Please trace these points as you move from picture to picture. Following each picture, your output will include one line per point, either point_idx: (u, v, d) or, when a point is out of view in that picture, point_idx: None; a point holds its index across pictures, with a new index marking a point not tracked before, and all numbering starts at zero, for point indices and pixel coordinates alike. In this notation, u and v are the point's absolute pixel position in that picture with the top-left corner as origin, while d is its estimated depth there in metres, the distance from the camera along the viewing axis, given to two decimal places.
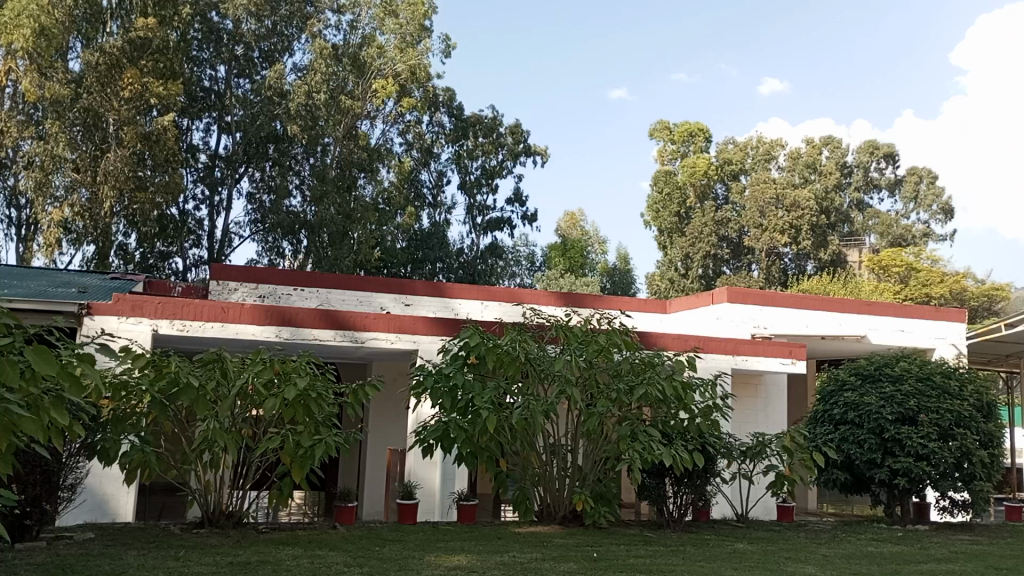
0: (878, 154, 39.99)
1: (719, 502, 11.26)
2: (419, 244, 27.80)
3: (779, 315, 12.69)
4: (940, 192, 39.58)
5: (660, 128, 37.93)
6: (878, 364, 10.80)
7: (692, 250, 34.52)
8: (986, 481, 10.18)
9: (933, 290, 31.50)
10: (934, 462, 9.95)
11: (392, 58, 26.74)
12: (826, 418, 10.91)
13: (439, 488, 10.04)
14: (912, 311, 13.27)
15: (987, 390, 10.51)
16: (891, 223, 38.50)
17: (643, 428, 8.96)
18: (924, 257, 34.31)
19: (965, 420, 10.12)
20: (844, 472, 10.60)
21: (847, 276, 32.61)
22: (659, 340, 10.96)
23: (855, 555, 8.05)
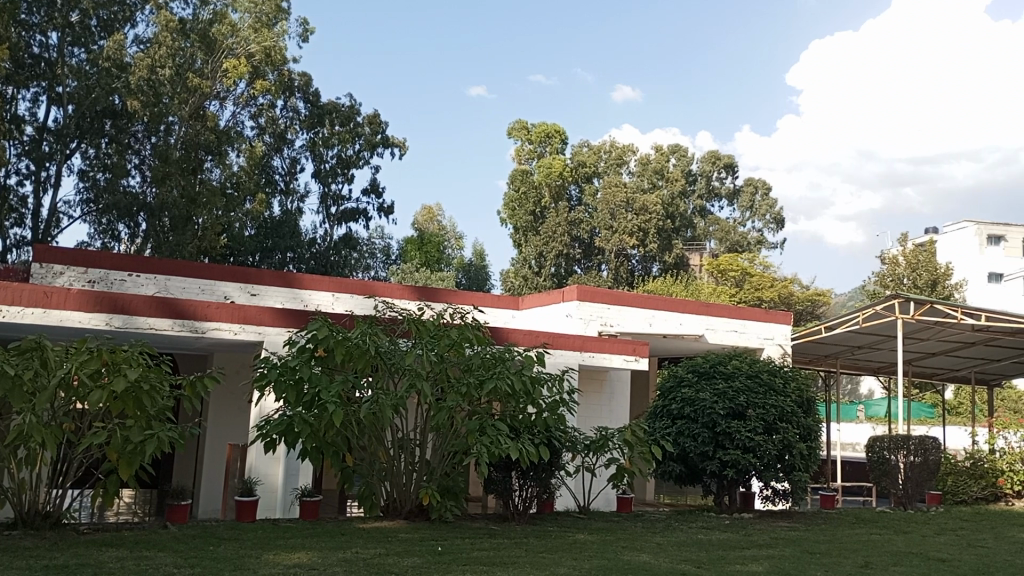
0: (720, 164, 42.31)
1: (562, 494, 11.55)
2: (269, 232, 26.93)
3: (624, 313, 13.16)
4: (773, 203, 42.44)
5: (518, 127, 38.38)
6: (713, 362, 11.43)
7: (545, 248, 35.34)
8: (804, 472, 10.98)
9: (764, 294, 33.76)
10: (759, 453, 10.66)
11: (245, 37, 25.78)
12: (664, 413, 11.44)
13: (281, 483, 9.73)
14: (746, 313, 14.14)
15: (807, 388, 11.35)
16: (729, 230, 40.98)
17: (492, 422, 9.03)
18: (757, 263, 36.65)
19: (788, 415, 10.89)
20: (678, 464, 11.18)
21: (688, 279, 34.40)
22: (511, 335, 11.10)
23: (686, 542, 8.48)
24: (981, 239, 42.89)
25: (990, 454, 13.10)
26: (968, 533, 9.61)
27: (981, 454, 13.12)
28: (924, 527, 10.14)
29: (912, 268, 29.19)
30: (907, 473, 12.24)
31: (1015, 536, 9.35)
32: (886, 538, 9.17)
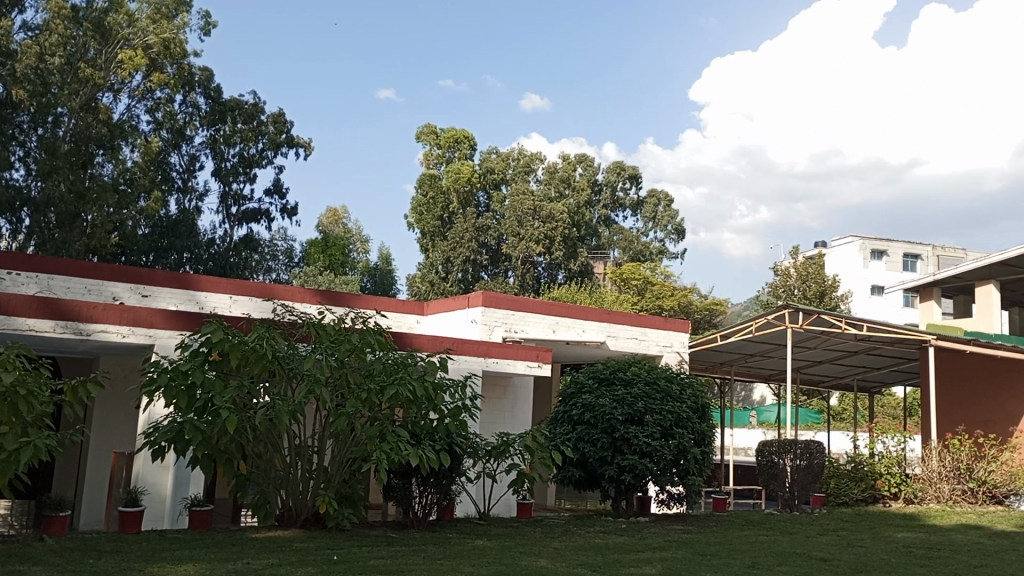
0: (624, 175, 43.21)
1: (462, 500, 11.50)
2: (164, 231, 25.94)
3: (529, 320, 13.26)
4: (674, 214, 43.65)
5: (426, 131, 38.18)
6: (613, 368, 11.65)
7: (452, 254, 35.33)
8: (698, 476, 11.32)
9: (664, 302, 34.71)
10: (656, 458, 10.93)
11: (143, 28, 24.76)
12: (565, 418, 11.57)
13: (170, 493, 9.35)
14: (646, 321, 14.48)
15: (702, 394, 11.71)
16: (632, 239, 41.93)
17: (392, 428, 8.92)
18: (659, 273, 37.64)
19: (683, 421, 11.20)
20: (577, 469, 11.33)
21: (592, 286, 35.02)
22: (414, 341, 11.03)
23: (583, 547, 8.61)
24: (865, 253, 45.33)
25: (870, 457, 13.74)
26: (849, 534, 10.11)
27: (862, 458, 13.80)
28: (808, 528, 10.62)
29: (802, 279, 30.56)
30: (795, 476, 12.79)
31: (891, 535, 9.91)
32: (773, 539, 9.56)
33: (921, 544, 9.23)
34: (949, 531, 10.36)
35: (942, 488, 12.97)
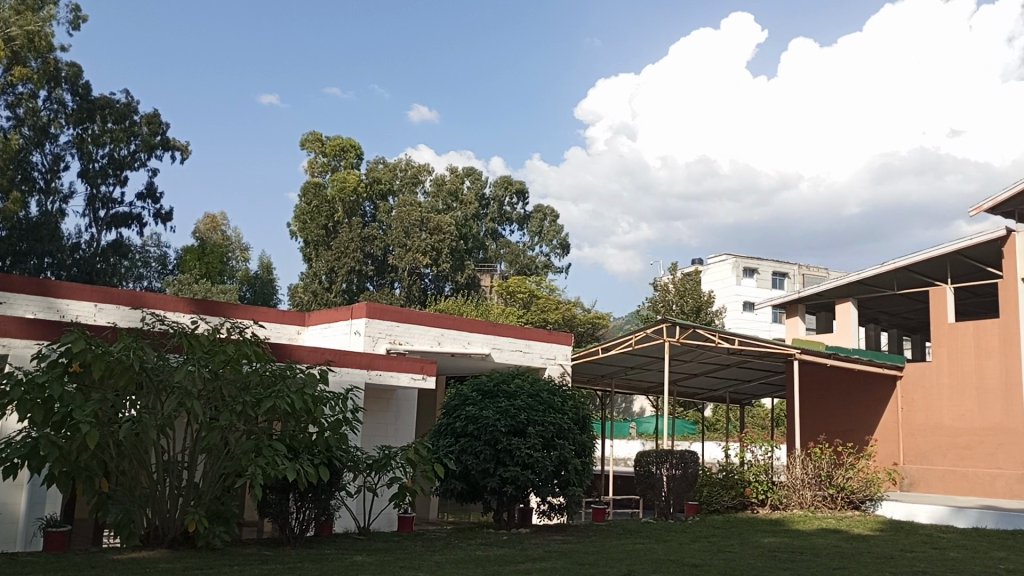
0: (511, 189, 43.67)
1: (342, 515, 11.24)
2: (23, 234, 24.29)
3: (413, 332, 13.15)
4: (560, 229, 44.43)
5: (311, 139, 37.47)
6: (496, 381, 11.71)
7: (337, 264, 34.70)
8: (578, 486, 11.50)
9: (549, 315, 35.26)
10: (538, 469, 11.03)
11: (5, 19, 23.05)
12: (449, 431, 11.53)
13: (22, 513, 8.72)
14: (531, 333, 14.65)
15: (584, 406, 11.93)
16: (519, 253, 42.43)
17: (269, 442, 8.63)
18: (545, 286, 38.21)
19: (565, 432, 11.38)
20: (460, 482, 11.30)
21: (478, 299, 35.20)
22: (293, 353, 10.75)
23: (464, 559, 8.60)
24: (738, 271, 47.53)
25: (740, 465, 14.37)
26: (719, 540, 10.51)
27: (732, 466, 14.39)
28: (682, 536, 10.96)
29: (680, 295, 31.70)
30: (670, 485, 13.16)
31: (758, 541, 10.37)
32: (649, 547, 9.83)
33: (785, 549, 9.70)
34: (812, 535, 10.94)
35: (805, 494, 13.63)
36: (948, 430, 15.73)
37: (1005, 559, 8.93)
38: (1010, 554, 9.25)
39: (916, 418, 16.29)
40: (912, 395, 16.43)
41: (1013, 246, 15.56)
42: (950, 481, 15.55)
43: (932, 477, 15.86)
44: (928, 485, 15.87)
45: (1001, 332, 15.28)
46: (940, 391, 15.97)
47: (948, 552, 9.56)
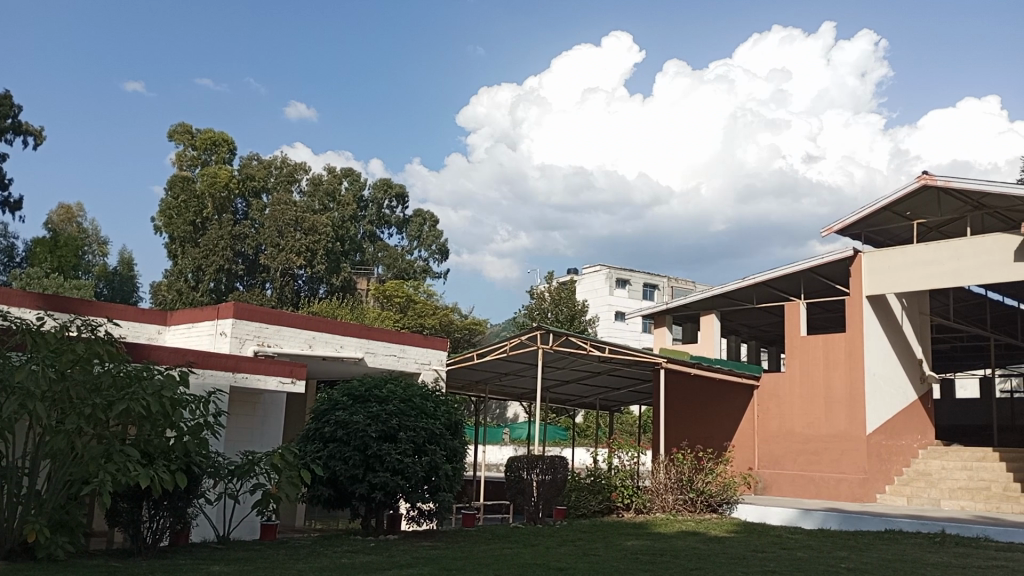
0: (391, 193, 43.26)
1: (199, 524, 10.75)
2: None
3: (283, 334, 12.76)
4: (439, 234, 44.33)
5: (180, 130, 35.83)
6: (368, 386, 11.51)
7: (204, 262, 33.34)
8: (448, 492, 11.45)
9: (426, 320, 35.10)
10: (408, 475, 10.91)
11: None
12: (317, 436, 11.24)
13: None
14: (405, 338, 14.50)
15: (456, 411, 11.92)
16: (396, 257, 42.14)
17: (120, 448, 8.11)
18: (422, 291, 38.08)
19: (436, 437, 11.33)
20: (327, 488, 11.03)
21: (354, 303, 34.69)
22: (152, 353, 10.22)
23: (328, 568, 8.39)
24: (611, 282, 48.88)
25: (607, 471, 14.75)
26: (585, 544, 10.73)
27: (600, 472, 14.75)
28: (549, 540, 11.10)
29: (555, 303, 32.29)
30: (539, 490, 13.34)
31: (621, 544, 10.67)
32: (517, 551, 9.90)
33: (647, 551, 10.02)
34: (671, 538, 11.36)
35: (667, 498, 14.14)
36: (799, 437, 16.71)
37: (846, 558, 9.55)
38: (850, 554, 9.91)
39: (771, 425, 17.23)
40: (768, 404, 17.35)
41: (860, 265, 16.74)
42: (799, 485, 16.46)
43: (783, 481, 16.76)
44: (780, 489, 16.77)
45: (848, 345, 16.37)
46: (793, 401, 16.95)
47: (796, 551, 10.14)
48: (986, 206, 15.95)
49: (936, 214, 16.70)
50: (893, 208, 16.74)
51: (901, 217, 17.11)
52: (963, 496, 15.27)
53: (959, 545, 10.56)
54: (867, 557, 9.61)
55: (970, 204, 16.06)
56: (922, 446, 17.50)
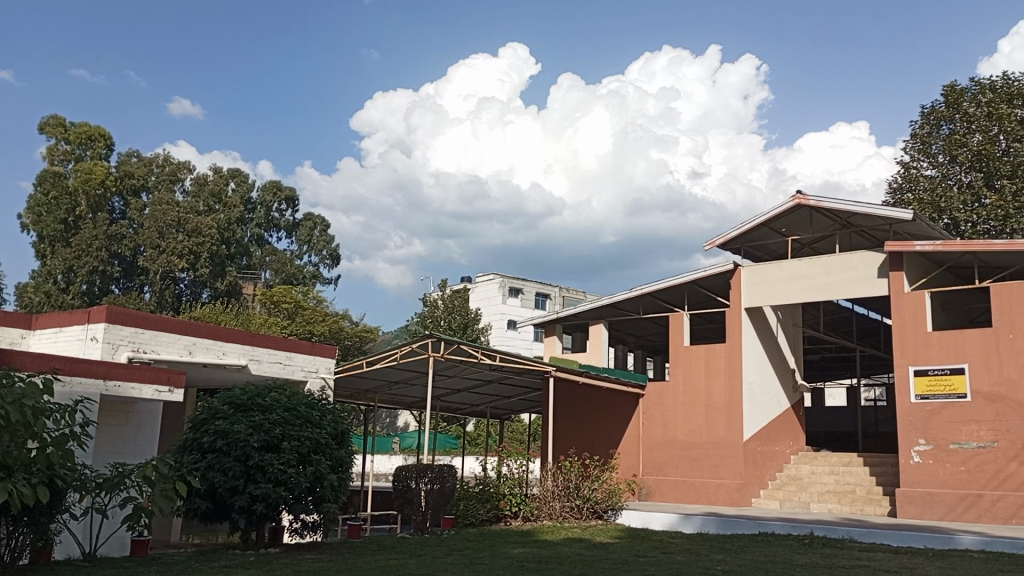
0: (280, 196, 42.21)
1: (63, 541, 10.13)
2: None
3: (161, 340, 12.19)
4: (330, 239, 43.50)
5: (53, 123, 33.76)
6: (251, 394, 11.14)
7: (76, 263, 31.56)
8: (333, 503, 11.17)
9: (315, 327, 34.33)
10: (291, 486, 10.60)
11: None
12: (194, 446, 10.78)
13: None
14: (292, 345, 14.10)
15: (343, 420, 11.69)
16: (285, 262, 41.16)
17: None
18: (311, 297, 37.32)
19: (321, 447, 11.06)
20: (205, 500, 10.60)
21: (239, 308, 33.56)
22: (13, 359, 9.55)
23: None
24: (504, 290, 49.17)
25: (496, 479, 14.75)
26: (471, 553, 10.73)
27: (489, 480, 14.73)
28: (435, 550, 11.03)
29: (448, 311, 32.23)
30: (428, 499, 13.27)
31: (508, 552, 10.72)
32: (402, 562, 9.79)
33: (532, 558, 10.11)
34: (557, 545, 11.51)
35: (554, 506, 14.29)
36: (682, 444, 17.26)
37: (722, 561, 9.92)
38: (726, 556, 10.30)
39: (655, 433, 17.73)
40: (652, 412, 17.85)
41: (739, 279, 17.51)
42: (681, 491, 16.98)
43: (666, 488, 17.25)
44: (663, 494, 17.24)
45: (728, 355, 17.04)
46: (676, 409, 17.50)
47: (676, 555, 10.45)
48: (853, 225, 16.96)
49: (809, 232, 17.65)
50: (770, 224, 17.59)
51: (776, 234, 18.01)
52: (830, 499, 16.14)
53: (827, 546, 11.15)
54: (742, 559, 10.00)
55: (839, 223, 17.08)
56: (794, 452, 18.40)
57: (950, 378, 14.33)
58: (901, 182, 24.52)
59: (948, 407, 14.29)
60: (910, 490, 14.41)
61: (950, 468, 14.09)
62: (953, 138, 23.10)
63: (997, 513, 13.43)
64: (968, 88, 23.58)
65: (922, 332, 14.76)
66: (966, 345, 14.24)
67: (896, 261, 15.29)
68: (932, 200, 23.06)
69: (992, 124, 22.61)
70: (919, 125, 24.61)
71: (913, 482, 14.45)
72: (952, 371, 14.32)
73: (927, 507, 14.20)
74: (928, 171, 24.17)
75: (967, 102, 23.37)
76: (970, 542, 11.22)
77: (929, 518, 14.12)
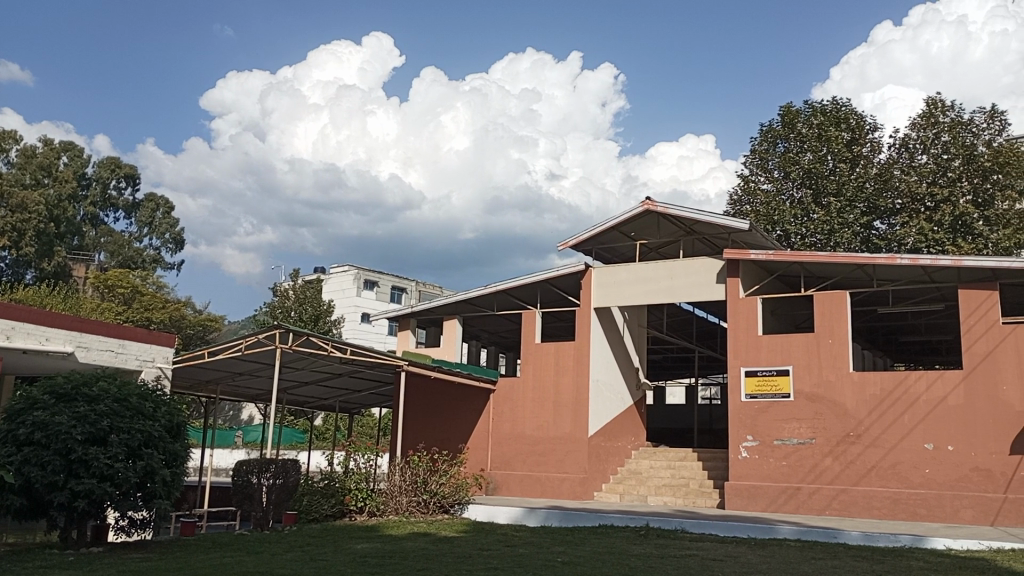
0: (119, 173, 39.57)
1: None
2: None
3: None
4: (173, 222, 41.25)
5: None
6: (76, 383, 10.39)
7: None
8: (165, 499, 10.57)
9: (154, 314, 32.48)
10: (117, 481, 9.96)
11: None
12: (9, 439, 9.87)
13: None
14: (126, 332, 13.19)
15: (179, 412, 11.11)
16: (122, 244, 38.67)
17: None
18: (150, 282, 35.35)
19: (153, 440, 10.46)
20: (19, 497, 9.75)
21: (67, 291, 31.24)
22: None
23: None
24: (358, 283, 48.34)
25: (342, 474, 14.41)
26: (312, 548, 10.51)
27: (335, 475, 14.35)
28: (274, 547, 10.70)
29: (299, 302, 31.32)
30: (270, 495, 12.89)
31: (350, 548, 10.56)
32: (237, 560, 9.44)
33: (375, 554, 10.01)
34: (402, 539, 11.44)
35: (401, 501, 14.20)
36: (529, 439, 17.61)
37: (562, 553, 10.19)
38: (566, 548, 10.60)
39: (504, 428, 17.98)
40: (502, 408, 18.11)
41: (590, 279, 18.05)
42: (526, 485, 17.28)
43: (512, 482, 17.52)
44: (509, 489, 17.50)
45: (576, 353, 17.52)
46: (525, 404, 17.84)
47: (519, 548, 10.65)
48: (697, 232, 17.87)
49: (656, 236, 18.44)
50: (620, 228, 18.24)
51: (626, 237, 18.70)
52: (666, 492, 16.95)
53: (660, 537, 11.70)
54: (580, 551, 10.33)
55: (684, 230, 17.94)
56: (634, 447, 19.17)
57: (776, 379, 15.39)
58: (741, 194, 26.04)
59: (773, 406, 15.33)
60: (738, 483, 15.34)
61: (773, 462, 15.12)
62: (787, 156, 24.77)
63: (813, 504, 14.56)
64: (802, 110, 25.37)
65: (753, 335, 15.76)
66: (792, 349, 15.34)
67: (733, 267, 16.25)
68: (768, 212, 24.65)
69: (821, 145, 24.44)
70: (758, 141, 26.21)
71: (740, 475, 15.39)
72: (779, 372, 15.37)
73: (751, 499, 15.16)
74: (765, 185, 25.82)
75: (800, 123, 25.13)
76: (787, 531, 12.10)
77: (754, 509, 15.08)
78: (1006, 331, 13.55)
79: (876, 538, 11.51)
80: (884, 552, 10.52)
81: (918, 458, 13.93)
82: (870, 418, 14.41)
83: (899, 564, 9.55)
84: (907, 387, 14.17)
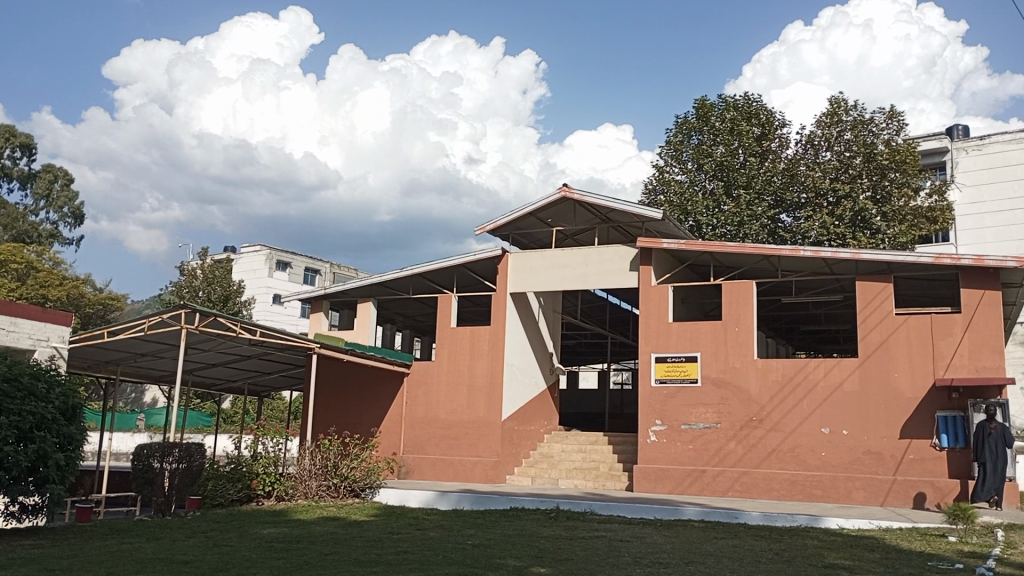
0: (13, 142, 37.43)
1: None
2: None
3: None
4: (73, 196, 39.30)
5: None
6: None
7: None
8: (59, 484, 10.10)
9: (50, 292, 30.95)
10: (7, 466, 9.43)
11: None
12: None
13: None
14: (19, 309, 12.47)
15: (76, 394, 10.61)
16: (16, 218, 36.59)
17: None
18: (46, 258, 33.68)
19: (47, 423, 9.98)
20: None
21: None
22: None
23: None
24: (270, 263, 47.25)
25: (250, 458, 14.05)
26: (216, 534, 10.22)
27: (242, 459, 13.98)
28: (175, 533, 10.35)
29: (207, 282, 30.38)
30: (172, 480, 12.49)
31: (255, 532, 10.33)
32: (137, 546, 9.14)
33: (282, 538, 9.83)
34: (310, 523, 11.28)
35: (310, 484, 13.98)
36: (442, 422, 17.59)
37: (472, 536, 10.24)
38: (477, 531, 10.66)
39: (417, 412, 17.90)
40: (415, 392, 18.01)
41: (506, 265, 18.08)
42: (439, 468, 17.26)
43: (425, 465, 17.46)
44: (421, 473, 17.43)
45: (491, 337, 17.56)
46: (439, 388, 17.80)
47: (429, 532, 10.64)
48: (611, 220, 18.14)
49: (571, 223, 18.62)
50: (537, 214, 18.34)
51: (543, 223, 18.81)
52: (576, 475, 17.20)
53: (569, 519, 11.89)
54: (491, 533, 10.39)
55: (599, 217, 18.18)
56: (546, 431, 19.37)
57: (685, 365, 15.79)
58: (656, 184, 26.53)
59: (681, 392, 15.73)
60: (647, 466, 15.68)
61: (680, 446, 15.54)
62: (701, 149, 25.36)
63: (717, 486, 15.04)
64: (716, 104, 25.90)
65: (663, 322, 16.12)
66: (700, 335, 15.77)
67: (645, 255, 16.58)
68: (681, 203, 25.25)
69: (733, 139, 25.09)
70: (673, 133, 26.71)
71: (649, 459, 15.75)
72: (687, 358, 15.78)
73: (659, 481, 15.54)
74: (679, 176, 26.33)
75: (714, 116, 25.67)
76: (692, 512, 12.46)
77: (661, 491, 15.46)
78: (898, 322, 14.28)
79: (775, 518, 11.98)
80: (780, 531, 10.96)
81: (815, 442, 14.54)
82: (772, 404, 14.96)
83: (794, 543, 9.96)
84: (806, 373, 14.77)
